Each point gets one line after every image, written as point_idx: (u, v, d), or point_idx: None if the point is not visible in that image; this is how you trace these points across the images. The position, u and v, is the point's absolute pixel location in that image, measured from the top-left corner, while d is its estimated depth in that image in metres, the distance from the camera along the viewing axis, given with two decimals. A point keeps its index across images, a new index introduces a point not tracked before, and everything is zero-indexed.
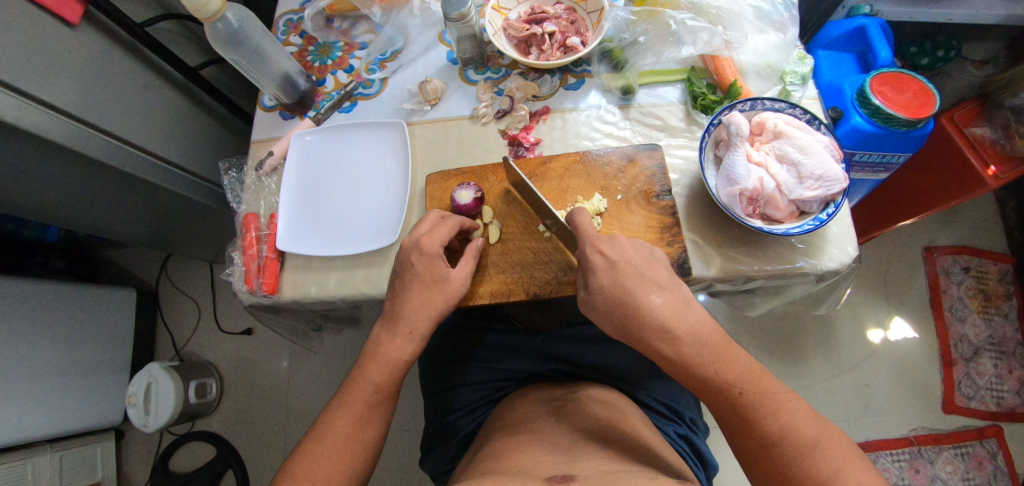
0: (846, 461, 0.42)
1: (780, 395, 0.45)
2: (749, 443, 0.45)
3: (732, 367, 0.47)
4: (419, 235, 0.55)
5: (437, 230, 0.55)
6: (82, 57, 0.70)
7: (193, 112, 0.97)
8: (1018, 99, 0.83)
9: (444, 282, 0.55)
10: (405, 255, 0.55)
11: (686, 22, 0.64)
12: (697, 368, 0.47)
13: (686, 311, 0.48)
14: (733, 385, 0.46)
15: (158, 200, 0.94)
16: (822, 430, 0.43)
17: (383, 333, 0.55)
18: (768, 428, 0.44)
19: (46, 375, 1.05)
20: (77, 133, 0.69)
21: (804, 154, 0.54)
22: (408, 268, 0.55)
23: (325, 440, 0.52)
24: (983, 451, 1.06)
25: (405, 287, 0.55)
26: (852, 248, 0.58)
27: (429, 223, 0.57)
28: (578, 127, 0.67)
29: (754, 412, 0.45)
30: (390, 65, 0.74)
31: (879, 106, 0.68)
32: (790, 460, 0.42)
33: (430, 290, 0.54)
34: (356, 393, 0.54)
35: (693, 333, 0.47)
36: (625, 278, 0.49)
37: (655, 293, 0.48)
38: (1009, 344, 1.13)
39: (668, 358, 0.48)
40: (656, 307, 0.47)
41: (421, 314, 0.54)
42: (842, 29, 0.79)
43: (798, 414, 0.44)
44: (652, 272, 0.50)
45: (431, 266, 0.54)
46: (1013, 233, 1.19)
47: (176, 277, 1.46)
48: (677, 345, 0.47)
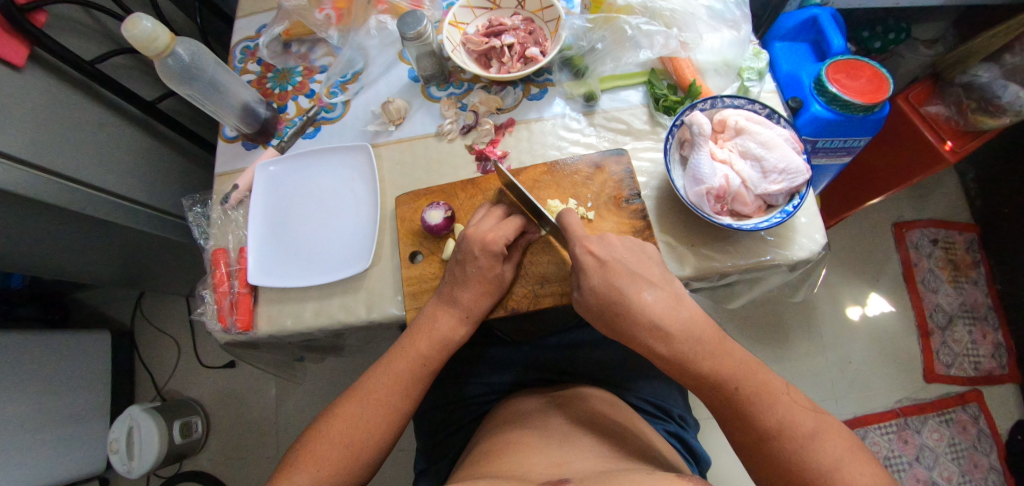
0: (846, 449, 0.42)
1: (776, 387, 0.46)
2: (750, 440, 0.45)
3: (727, 361, 0.47)
4: (485, 231, 0.55)
5: (503, 230, 0.55)
6: (31, 101, 0.68)
7: (154, 147, 0.94)
8: (967, 76, 0.87)
9: (499, 278, 0.56)
10: (469, 245, 0.54)
11: (641, 27, 0.65)
12: (694, 364, 0.47)
13: (678, 306, 0.48)
14: (730, 379, 0.46)
15: (124, 240, 0.91)
16: (819, 421, 0.44)
17: (438, 312, 0.56)
18: (767, 421, 0.44)
19: (22, 429, 1.01)
20: (32, 180, 0.67)
21: (766, 148, 0.54)
22: (470, 259, 0.54)
23: (363, 404, 0.52)
24: (966, 416, 1.09)
25: (463, 276, 0.55)
26: (820, 236, 0.59)
27: (495, 218, 0.57)
28: (544, 137, 0.67)
29: (751, 405, 0.45)
30: (351, 87, 0.74)
31: (837, 93, 0.70)
32: (788, 451, 0.42)
33: (487, 284, 0.55)
34: (350, 403, 0.52)
35: (686, 329, 0.47)
36: (616, 277, 0.49)
37: (646, 290, 0.49)
38: (981, 310, 1.17)
39: (662, 355, 0.48)
40: (649, 305, 0.48)
41: (476, 303, 0.55)
42: (796, 20, 0.81)
43: (796, 407, 0.44)
44: (642, 269, 0.51)
45: (491, 263, 0.55)
46: (975, 203, 1.23)
47: (153, 315, 1.41)
48: (670, 342, 0.47)
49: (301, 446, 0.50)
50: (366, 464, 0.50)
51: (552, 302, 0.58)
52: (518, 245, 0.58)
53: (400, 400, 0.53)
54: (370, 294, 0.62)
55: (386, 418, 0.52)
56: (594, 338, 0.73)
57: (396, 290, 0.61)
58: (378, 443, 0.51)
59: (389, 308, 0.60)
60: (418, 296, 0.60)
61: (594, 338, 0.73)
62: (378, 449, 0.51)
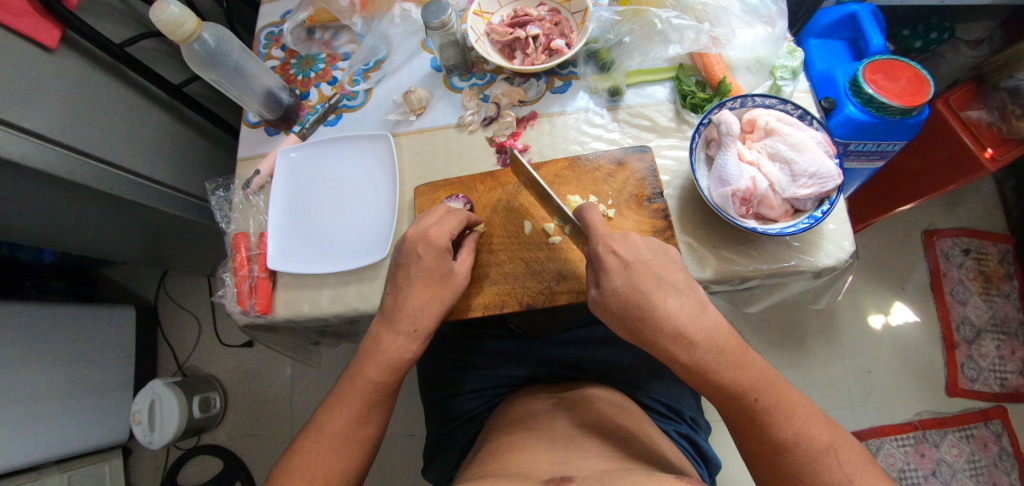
0: (860, 464, 0.42)
1: (795, 400, 0.45)
2: (763, 451, 0.45)
3: (748, 372, 0.46)
4: (428, 228, 0.55)
5: (446, 223, 0.55)
6: (63, 82, 0.69)
7: (179, 129, 0.95)
8: (1014, 80, 0.83)
9: (447, 276, 0.55)
10: (412, 246, 0.54)
11: (672, 20, 0.63)
12: (714, 373, 0.45)
13: (703, 314, 0.46)
14: (749, 391, 0.45)
15: (149, 220, 0.93)
16: (834, 436, 0.43)
17: (383, 331, 0.54)
18: (783, 433, 0.43)
19: (50, 397, 1.05)
20: (61, 159, 0.68)
21: (796, 151, 0.53)
22: (413, 260, 0.54)
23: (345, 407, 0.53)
24: (988, 433, 1.06)
25: (406, 282, 0.54)
26: (848, 243, 0.57)
27: (437, 213, 0.57)
28: (566, 131, 0.66)
29: (767, 417, 0.44)
30: (374, 76, 0.73)
31: (873, 95, 0.67)
32: (802, 463, 0.42)
33: (437, 285, 0.54)
34: (356, 391, 0.54)
35: (710, 338, 0.46)
36: (642, 280, 0.47)
37: (671, 296, 0.47)
38: (1011, 325, 1.12)
39: (682, 361, 0.46)
40: (672, 311, 0.46)
41: (425, 312, 0.54)
42: (833, 16, 0.77)
43: (811, 421, 0.44)
44: (665, 273, 0.48)
45: (439, 259, 0.54)
46: (1012, 213, 1.18)
47: (175, 292, 1.45)
48: (692, 350, 0.45)
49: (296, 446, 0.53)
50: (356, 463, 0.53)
51: (568, 300, 0.57)
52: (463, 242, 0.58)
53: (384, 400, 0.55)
54: None
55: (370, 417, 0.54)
56: (608, 337, 0.72)
57: None
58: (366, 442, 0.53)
59: None
60: None
61: (606, 338, 0.72)
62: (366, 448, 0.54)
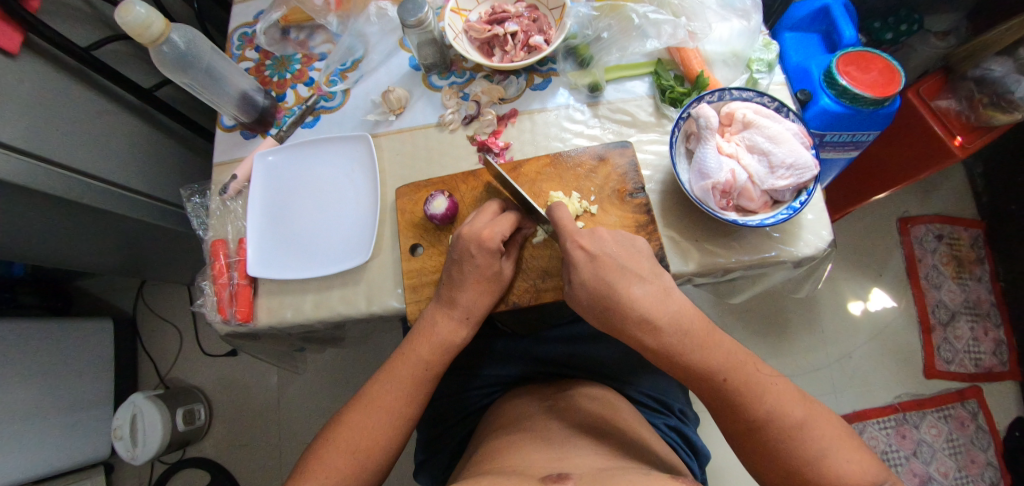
0: (835, 438, 0.42)
1: (765, 377, 0.45)
2: (736, 425, 0.45)
3: (716, 353, 0.46)
4: (481, 228, 0.54)
5: (498, 226, 0.54)
6: (26, 89, 0.67)
7: (152, 134, 0.93)
8: (980, 70, 0.84)
9: (497, 274, 0.55)
10: (466, 244, 0.53)
11: (649, 15, 0.63)
12: (684, 356, 0.46)
13: (667, 299, 0.48)
14: (719, 371, 0.45)
15: (122, 229, 0.90)
16: (808, 409, 0.43)
17: (437, 316, 0.56)
18: (756, 410, 0.43)
19: (26, 416, 1.01)
20: (27, 168, 0.66)
21: (773, 143, 0.53)
22: (467, 257, 0.54)
23: (368, 411, 0.52)
24: (965, 412, 1.09)
25: (461, 276, 0.54)
26: (826, 232, 0.58)
27: (489, 215, 0.56)
28: (548, 128, 0.66)
29: (740, 397, 0.44)
30: (351, 76, 0.72)
31: (846, 86, 0.68)
32: (776, 440, 0.42)
33: (487, 282, 0.55)
34: (359, 407, 0.53)
35: (675, 321, 0.47)
36: (607, 272, 0.49)
37: (635, 284, 0.48)
38: (984, 306, 1.16)
39: (650, 348, 0.47)
40: (637, 299, 0.47)
41: (476, 302, 0.55)
42: (805, 10, 0.79)
43: (784, 396, 0.44)
44: (631, 263, 0.50)
45: (490, 260, 0.54)
46: (982, 198, 1.22)
47: (154, 303, 1.42)
48: (658, 335, 0.47)
49: (314, 450, 0.51)
50: (380, 462, 0.51)
51: (553, 297, 0.57)
52: (514, 241, 0.58)
53: (404, 405, 0.53)
54: (370, 287, 0.61)
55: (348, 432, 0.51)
56: (594, 333, 0.72)
57: (396, 283, 0.61)
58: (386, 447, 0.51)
59: (390, 301, 0.60)
60: (419, 289, 0.59)
61: (593, 333, 0.73)
62: (385, 454, 0.51)
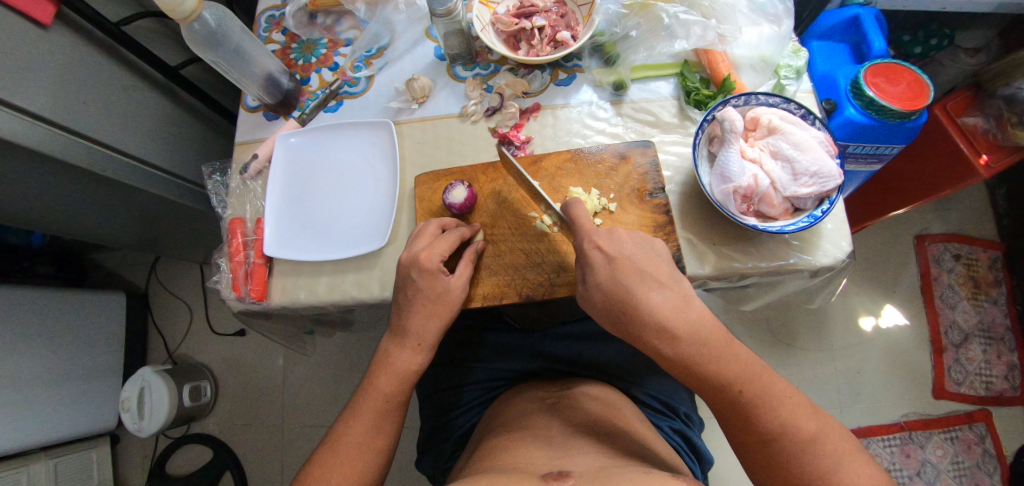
0: (846, 453, 0.42)
1: (779, 391, 0.45)
2: (751, 440, 0.45)
3: (732, 365, 0.45)
4: (419, 251, 0.54)
5: (435, 247, 0.54)
6: (56, 60, 0.68)
7: (175, 112, 0.94)
8: (1011, 88, 0.82)
9: (445, 294, 0.54)
10: (405, 271, 0.54)
11: (679, 16, 0.63)
12: (698, 366, 0.46)
13: (686, 308, 0.47)
14: (733, 383, 0.45)
15: (141, 203, 0.92)
16: (821, 423, 0.44)
17: (391, 347, 0.56)
18: (770, 424, 0.44)
19: (37, 383, 1.03)
20: (53, 138, 0.67)
21: (798, 150, 0.53)
22: (410, 282, 0.54)
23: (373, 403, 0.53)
24: (972, 435, 1.07)
25: (408, 303, 0.54)
26: (846, 243, 0.57)
27: (429, 237, 0.56)
28: (569, 124, 0.66)
29: (755, 408, 0.44)
30: (376, 62, 0.73)
31: (873, 98, 0.67)
32: (791, 454, 0.43)
33: (434, 304, 0.54)
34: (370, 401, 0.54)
35: (694, 331, 0.46)
36: (624, 275, 0.48)
37: (655, 290, 0.47)
38: (998, 329, 1.14)
39: (667, 356, 0.47)
40: (656, 305, 0.47)
41: (426, 329, 0.54)
42: (836, 19, 0.78)
43: (798, 410, 0.44)
44: (651, 267, 0.49)
45: (433, 281, 0.54)
46: (1003, 220, 1.20)
47: (167, 280, 1.43)
48: (676, 344, 0.46)
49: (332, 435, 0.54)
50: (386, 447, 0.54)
51: (566, 293, 0.57)
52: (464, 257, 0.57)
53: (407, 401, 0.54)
54: (385, 272, 0.61)
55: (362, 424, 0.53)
56: (603, 332, 0.72)
57: None
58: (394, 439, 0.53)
59: None
60: None
61: (602, 332, 0.72)
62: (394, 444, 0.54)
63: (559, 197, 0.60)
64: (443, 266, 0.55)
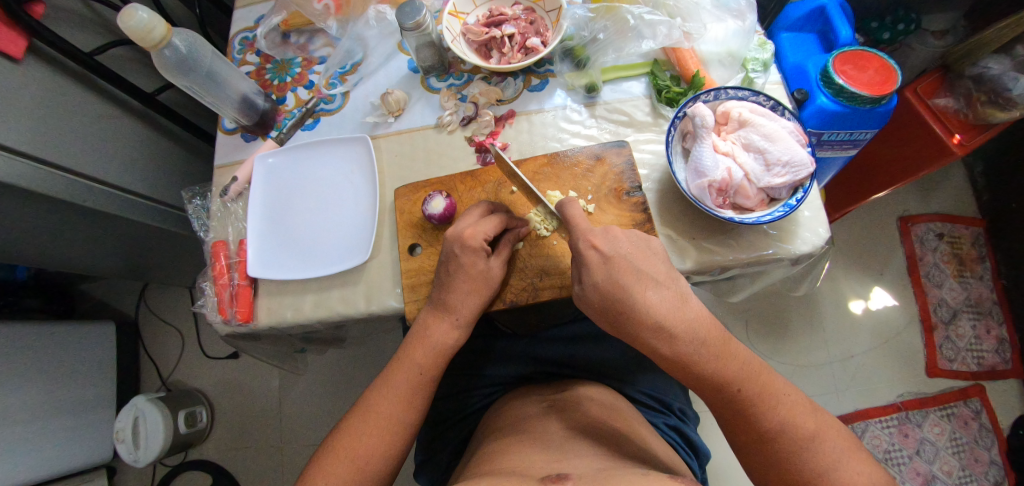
0: (847, 450, 0.42)
1: (778, 390, 0.46)
2: (750, 438, 0.45)
3: (732, 364, 0.46)
4: (464, 229, 0.55)
5: (483, 226, 0.55)
6: (29, 93, 0.68)
7: (154, 138, 0.94)
8: (978, 68, 0.84)
9: (485, 273, 0.55)
10: (450, 247, 0.55)
11: (644, 16, 0.64)
12: (698, 367, 0.46)
13: (684, 306, 0.47)
14: (733, 382, 0.46)
15: (124, 231, 0.91)
16: (819, 421, 0.44)
17: (431, 320, 0.56)
18: (770, 423, 0.44)
19: (28, 419, 1.02)
20: (30, 171, 0.67)
21: (769, 141, 0.54)
22: (453, 260, 0.55)
23: (371, 415, 0.53)
24: (968, 411, 1.08)
25: (451, 278, 0.55)
26: (823, 230, 0.58)
27: (475, 216, 0.57)
28: (545, 129, 0.67)
29: (753, 408, 0.45)
30: (351, 79, 0.73)
31: (843, 85, 0.69)
32: (790, 454, 0.43)
33: (476, 282, 0.55)
34: (360, 416, 0.54)
35: (692, 330, 0.46)
36: (622, 275, 0.48)
37: (651, 289, 0.47)
38: (985, 305, 1.16)
39: (663, 354, 0.47)
40: (653, 304, 0.47)
41: (464, 304, 0.55)
42: (801, 10, 0.79)
43: (797, 409, 0.44)
44: (647, 266, 0.49)
45: (475, 259, 0.54)
46: (982, 196, 1.22)
47: (157, 306, 1.42)
48: (674, 343, 0.46)
49: (320, 455, 0.52)
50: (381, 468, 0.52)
51: (550, 296, 0.58)
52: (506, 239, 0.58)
53: (405, 412, 0.54)
54: (369, 287, 0.62)
55: (353, 440, 0.52)
56: (593, 332, 0.72)
57: (395, 283, 0.61)
58: (389, 453, 0.52)
59: (389, 301, 0.60)
60: (417, 289, 0.59)
61: (592, 333, 0.73)
62: (387, 461, 0.52)
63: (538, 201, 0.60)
64: (486, 247, 0.55)
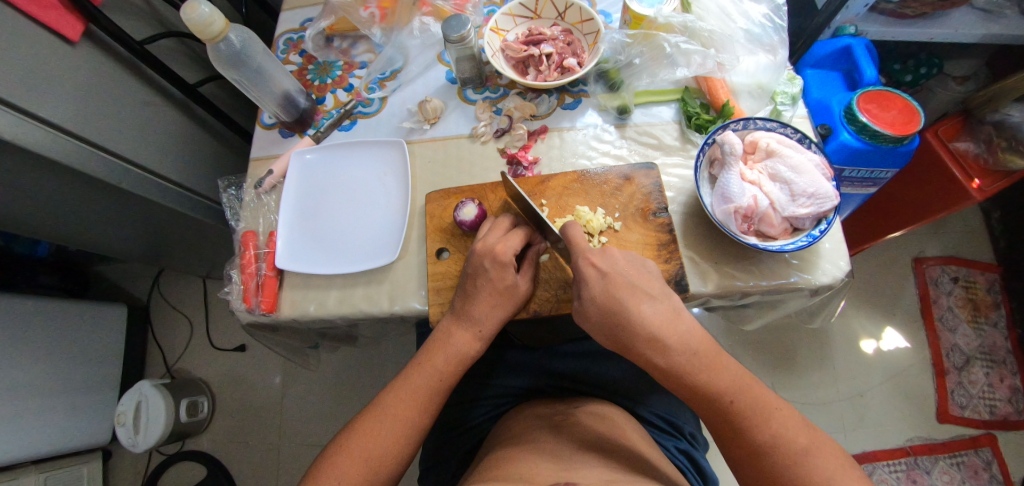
0: (839, 470, 0.40)
1: (771, 402, 0.45)
2: (743, 453, 0.44)
3: (723, 376, 0.46)
4: (493, 243, 0.57)
5: (511, 240, 0.57)
6: (81, 77, 0.71)
7: (191, 129, 0.97)
8: (998, 115, 0.87)
9: (511, 288, 0.56)
10: (480, 260, 0.56)
11: (680, 45, 0.66)
12: (692, 376, 0.46)
13: (677, 320, 0.48)
14: (724, 393, 0.45)
15: (153, 217, 0.94)
16: (813, 437, 0.42)
17: (453, 328, 0.57)
18: (761, 435, 0.43)
19: (32, 394, 1.03)
20: (74, 151, 0.70)
21: (796, 173, 0.55)
22: (481, 272, 0.56)
23: (385, 418, 0.53)
24: (978, 460, 1.07)
25: (475, 289, 0.56)
26: (844, 262, 0.59)
27: (501, 231, 0.59)
28: (575, 146, 0.68)
29: (745, 420, 0.44)
30: (389, 85, 0.76)
31: (866, 123, 0.70)
32: (780, 467, 0.41)
33: (501, 295, 0.56)
34: (374, 417, 0.54)
35: (686, 342, 0.47)
36: (617, 290, 0.50)
37: (646, 302, 0.49)
38: (999, 353, 1.15)
39: (660, 367, 0.47)
40: (647, 317, 0.48)
41: (489, 315, 0.56)
42: (828, 48, 0.81)
43: (790, 423, 0.43)
44: (643, 283, 0.51)
45: (502, 272, 0.56)
46: (999, 244, 1.22)
47: (169, 293, 1.45)
48: (667, 353, 0.47)
49: (327, 457, 0.52)
50: (390, 473, 0.52)
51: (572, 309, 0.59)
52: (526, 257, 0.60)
53: (417, 414, 0.54)
54: (393, 287, 0.63)
55: (367, 438, 0.52)
56: (607, 350, 0.73)
57: (420, 285, 0.63)
58: (399, 456, 0.52)
59: (412, 302, 0.62)
60: (442, 292, 0.61)
61: (607, 350, 0.73)
62: (397, 463, 0.52)
63: (565, 215, 0.62)
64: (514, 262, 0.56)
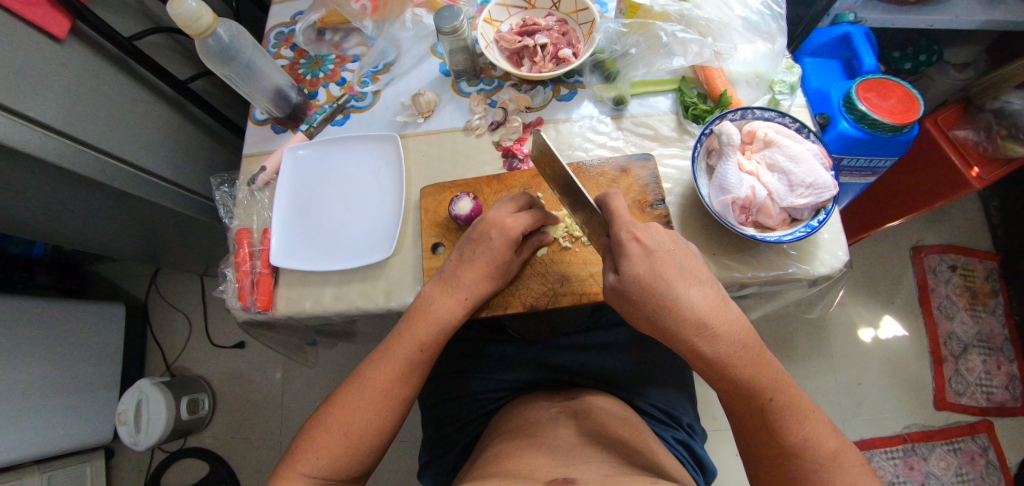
0: (864, 475, 0.42)
1: (807, 404, 0.45)
2: (772, 452, 0.45)
3: (762, 372, 0.45)
4: (506, 215, 0.56)
5: (523, 217, 0.56)
6: (69, 74, 0.70)
7: (183, 126, 0.96)
8: (998, 102, 0.84)
9: (503, 262, 0.56)
10: (488, 227, 0.55)
11: (677, 34, 0.65)
12: (734, 368, 0.45)
13: (725, 308, 0.46)
14: (766, 390, 0.45)
15: (147, 216, 0.93)
16: (840, 442, 0.44)
17: (437, 293, 0.56)
18: (793, 437, 0.44)
19: (33, 394, 1.02)
20: (64, 149, 0.68)
21: (794, 162, 0.54)
22: (484, 239, 0.55)
23: (363, 392, 0.52)
24: (975, 447, 1.07)
25: (473, 253, 0.55)
26: (842, 253, 0.59)
27: (507, 204, 0.58)
28: (571, 138, 0.68)
29: (782, 419, 0.44)
30: (383, 78, 0.75)
31: (865, 112, 0.69)
32: (809, 473, 0.42)
33: (495, 267, 0.56)
34: (353, 391, 0.53)
35: (733, 333, 0.45)
36: (664, 268, 0.47)
37: (695, 287, 0.46)
38: (997, 340, 1.15)
39: (704, 356, 0.45)
40: (696, 301, 0.46)
41: (476, 285, 0.55)
42: (827, 36, 0.80)
43: (818, 426, 0.44)
44: (690, 264, 0.48)
45: (505, 247, 0.55)
46: (997, 231, 1.22)
47: (166, 292, 1.44)
48: (715, 343, 0.45)
49: (309, 431, 0.52)
50: (370, 448, 0.51)
51: (569, 302, 0.58)
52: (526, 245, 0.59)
53: (398, 388, 0.53)
54: (389, 283, 0.62)
55: (344, 411, 0.51)
56: (606, 343, 0.72)
57: (416, 280, 0.62)
58: (380, 433, 0.52)
59: (408, 297, 0.61)
60: None
61: (605, 342, 0.73)
62: (377, 438, 0.52)
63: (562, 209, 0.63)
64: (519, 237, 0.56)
